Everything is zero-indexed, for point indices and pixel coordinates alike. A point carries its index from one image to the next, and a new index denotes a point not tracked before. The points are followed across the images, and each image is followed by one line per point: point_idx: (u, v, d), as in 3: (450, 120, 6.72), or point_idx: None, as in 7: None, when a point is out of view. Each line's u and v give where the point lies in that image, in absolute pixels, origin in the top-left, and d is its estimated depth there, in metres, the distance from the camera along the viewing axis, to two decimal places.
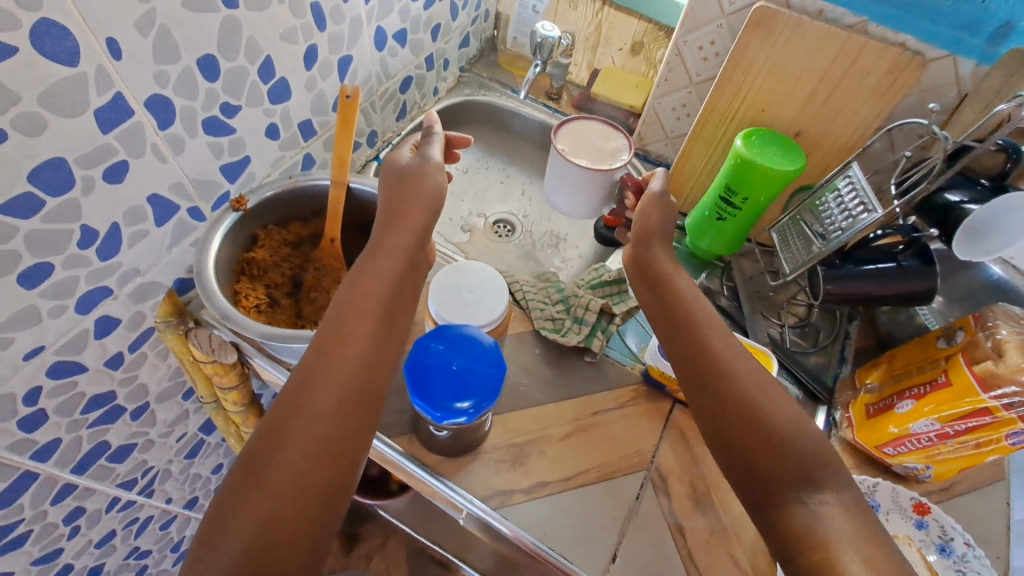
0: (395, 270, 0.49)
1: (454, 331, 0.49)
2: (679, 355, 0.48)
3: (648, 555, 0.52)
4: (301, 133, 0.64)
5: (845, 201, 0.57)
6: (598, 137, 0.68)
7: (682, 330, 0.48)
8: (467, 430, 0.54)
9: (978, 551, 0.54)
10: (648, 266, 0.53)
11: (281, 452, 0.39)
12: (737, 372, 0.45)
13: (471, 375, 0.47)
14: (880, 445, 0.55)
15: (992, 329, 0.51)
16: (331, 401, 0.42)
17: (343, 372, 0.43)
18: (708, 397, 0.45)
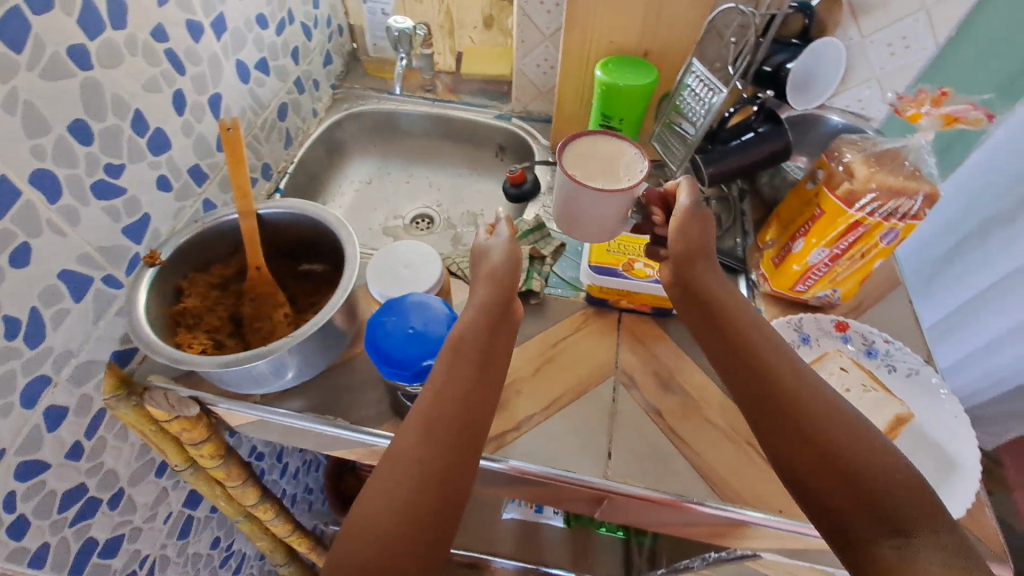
0: (493, 330, 0.47)
1: (402, 302, 0.51)
2: (723, 345, 0.47)
3: (639, 443, 0.57)
4: (194, 179, 0.64)
5: (699, 93, 0.64)
6: (608, 154, 0.54)
7: (730, 318, 0.48)
8: None
9: (895, 343, 0.63)
10: (688, 277, 0.50)
11: (380, 518, 0.38)
12: (792, 373, 0.44)
13: (430, 334, 0.49)
14: (792, 286, 0.65)
15: (839, 155, 0.60)
16: (436, 468, 0.40)
17: (446, 437, 0.41)
18: (756, 388, 0.44)
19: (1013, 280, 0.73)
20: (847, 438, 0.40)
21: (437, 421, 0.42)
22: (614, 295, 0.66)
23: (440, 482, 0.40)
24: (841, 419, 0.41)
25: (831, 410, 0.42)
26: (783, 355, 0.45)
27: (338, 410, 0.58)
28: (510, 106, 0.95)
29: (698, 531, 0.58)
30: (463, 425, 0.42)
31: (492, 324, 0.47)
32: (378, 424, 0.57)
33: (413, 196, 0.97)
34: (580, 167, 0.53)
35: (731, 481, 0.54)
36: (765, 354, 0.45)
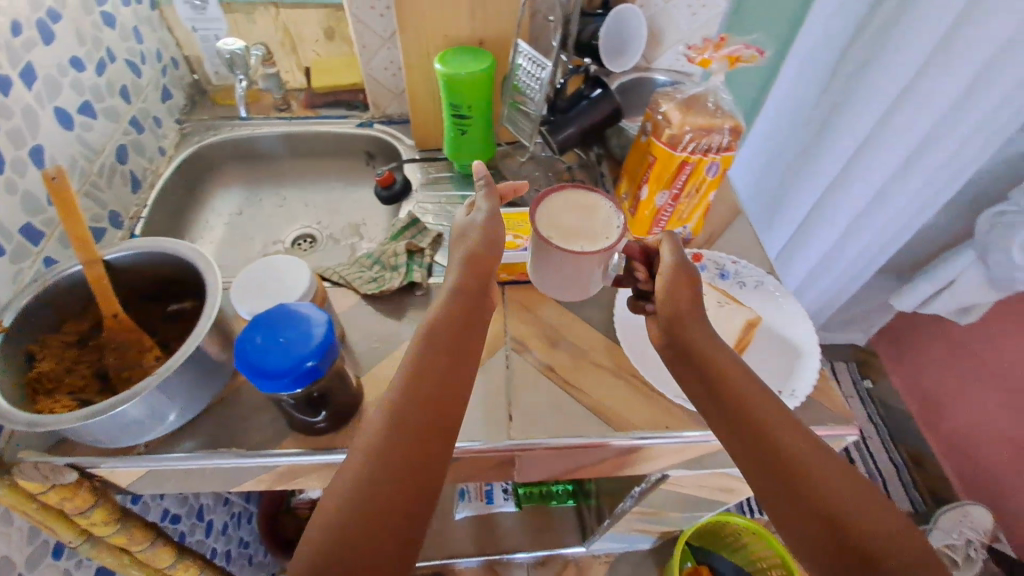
0: (447, 337, 0.51)
1: (267, 315, 0.51)
2: (703, 392, 0.51)
3: (536, 399, 0.61)
4: (27, 239, 0.60)
5: (529, 70, 0.69)
6: (586, 212, 0.56)
7: (707, 359, 0.52)
8: (344, 399, 0.57)
9: (740, 262, 0.73)
10: (681, 336, 0.54)
11: (337, 524, 0.39)
12: (773, 413, 0.47)
13: (302, 338, 0.49)
14: (650, 230, 0.73)
15: (660, 108, 0.66)
16: (388, 472, 0.42)
17: (395, 440, 0.43)
18: (737, 430, 0.47)
19: (865, 146, 0.87)
20: (833, 478, 0.42)
21: (392, 428, 0.44)
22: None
23: (394, 480, 0.42)
24: (822, 457, 0.44)
25: (812, 451, 0.44)
26: (762, 392, 0.48)
27: (235, 441, 0.57)
28: (368, 113, 0.96)
29: (603, 465, 0.63)
30: (416, 429, 0.44)
31: (443, 329, 0.51)
32: (281, 442, 0.57)
33: (290, 219, 0.95)
34: (556, 228, 0.55)
35: (621, 412, 0.60)
36: (743, 392, 0.48)
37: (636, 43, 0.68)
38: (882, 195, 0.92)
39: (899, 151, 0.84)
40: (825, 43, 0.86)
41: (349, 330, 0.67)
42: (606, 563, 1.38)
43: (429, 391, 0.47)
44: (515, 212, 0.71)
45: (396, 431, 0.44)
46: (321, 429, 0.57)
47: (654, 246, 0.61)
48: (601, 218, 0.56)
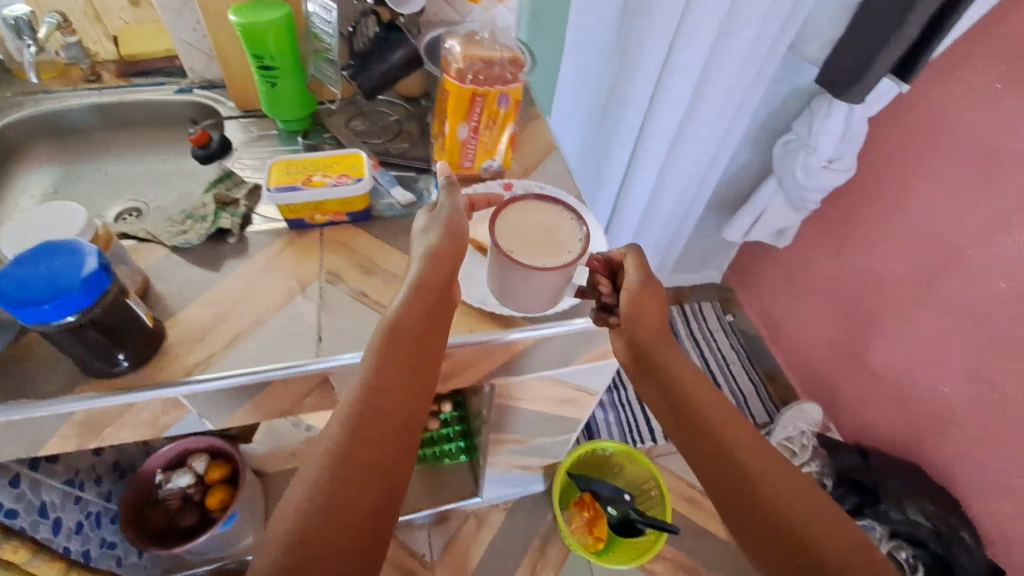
0: (418, 323, 0.57)
1: (26, 253, 0.50)
2: (664, 403, 0.64)
3: (347, 323, 0.65)
4: None
5: (320, 18, 0.72)
6: (548, 226, 0.60)
7: (662, 369, 0.65)
8: (143, 340, 0.58)
9: (546, 188, 0.81)
10: (664, 367, 0.64)
11: (335, 493, 0.48)
12: (719, 414, 0.61)
13: (63, 268, 0.49)
14: (460, 163, 0.78)
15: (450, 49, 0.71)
16: (369, 467, 0.50)
17: (373, 429, 0.51)
18: (687, 427, 0.61)
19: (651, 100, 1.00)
20: (769, 471, 0.57)
21: (373, 420, 0.51)
22: (303, 211, 0.71)
23: (373, 464, 0.50)
24: (755, 451, 0.58)
25: (768, 463, 0.57)
26: (709, 398, 0.62)
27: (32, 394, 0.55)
28: (187, 79, 0.95)
29: (423, 377, 0.68)
30: (396, 432, 0.52)
31: (414, 317, 0.57)
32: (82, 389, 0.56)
33: (113, 194, 0.91)
34: (515, 234, 0.59)
35: None
36: (696, 397, 0.62)
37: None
38: (681, 137, 1.08)
39: (672, 103, 0.99)
40: (606, 17, 0.92)
41: (158, 282, 0.66)
42: (506, 507, 1.45)
43: (406, 390, 0.54)
44: (326, 155, 0.74)
45: (370, 425, 0.51)
46: (120, 372, 0.57)
47: (618, 261, 0.66)
48: (560, 230, 0.60)
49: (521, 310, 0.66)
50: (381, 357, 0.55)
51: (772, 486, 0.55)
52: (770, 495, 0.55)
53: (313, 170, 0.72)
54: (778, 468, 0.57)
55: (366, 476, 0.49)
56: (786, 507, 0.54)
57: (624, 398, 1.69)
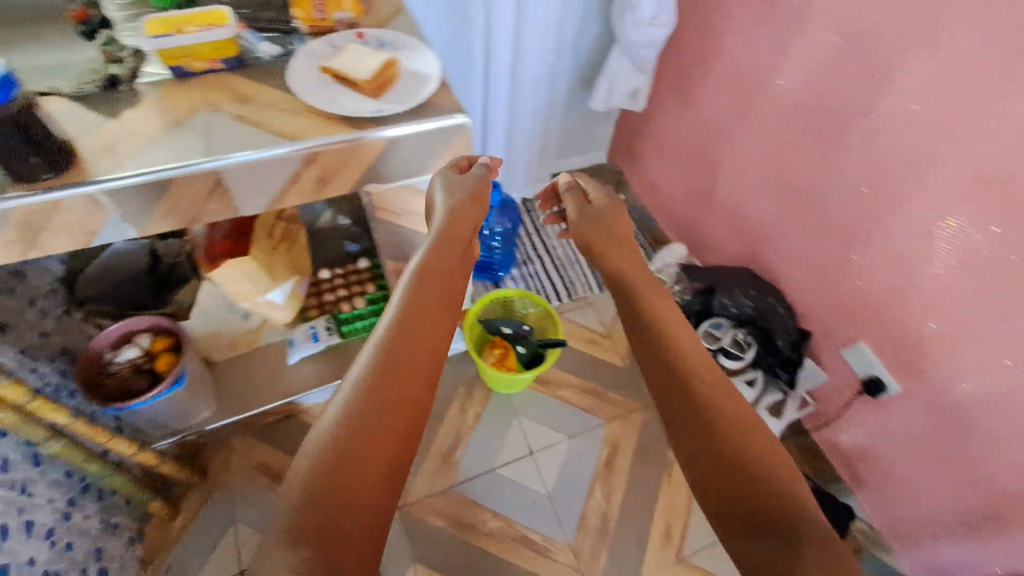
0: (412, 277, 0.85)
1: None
2: (669, 402, 0.79)
3: (230, 137, 0.80)
4: None
5: None
6: None
7: (671, 350, 0.84)
8: (29, 128, 0.68)
9: (393, 32, 0.97)
10: (672, 383, 0.80)
11: (345, 448, 0.65)
12: (697, 407, 0.76)
13: None
14: (314, 19, 0.95)
15: None
16: (380, 438, 0.67)
17: (402, 399, 0.71)
18: (687, 412, 0.76)
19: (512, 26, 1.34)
20: (765, 469, 0.69)
21: (351, 366, 0.73)
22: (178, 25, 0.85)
23: (374, 452, 0.67)
24: (773, 460, 0.70)
25: (765, 451, 0.71)
26: (739, 408, 0.76)
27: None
28: None
29: (224, 105, 0.84)
30: (392, 430, 0.69)
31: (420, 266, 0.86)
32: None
33: None
34: None
35: (296, 133, 0.82)
36: (720, 406, 0.76)
37: None
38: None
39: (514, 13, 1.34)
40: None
41: (74, 127, 0.79)
42: None
43: (422, 401, 0.73)
44: (208, 13, 0.88)
45: (393, 381, 0.71)
46: (44, 177, 0.71)
47: None
48: None
49: (365, 113, 0.83)
50: (420, 284, 0.82)
51: (764, 455, 0.71)
52: (747, 476, 0.69)
53: (184, 22, 0.86)
54: (744, 451, 0.71)
55: (344, 458, 0.64)
56: (764, 493, 0.67)
57: (531, 270, 1.87)
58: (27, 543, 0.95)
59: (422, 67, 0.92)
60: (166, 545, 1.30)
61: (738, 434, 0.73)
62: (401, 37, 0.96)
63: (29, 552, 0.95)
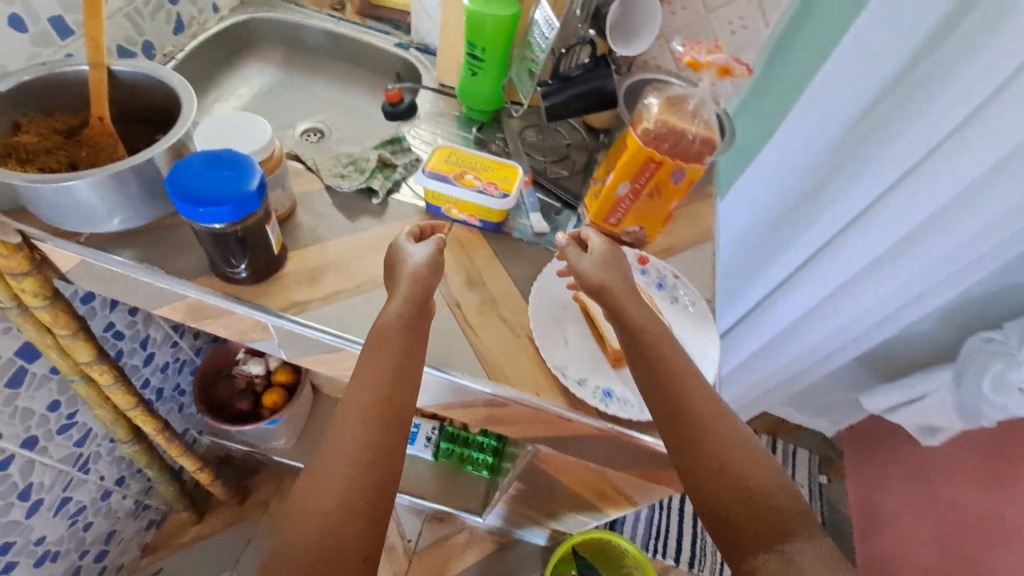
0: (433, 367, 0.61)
1: (211, 175, 0.53)
2: (666, 410, 0.56)
3: (430, 325, 0.64)
4: (56, 30, 0.67)
5: (541, 30, 0.71)
6: None
7: (664, 382, 0.56)
8: (251, 239, 0.59)
9: (683, 279, 0.73)
10: (670, 397, 0.56)
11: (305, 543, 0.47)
12: (705, 427, 0.54)
13: (212, 209, 0.52)
14: (606, 217, 0.74)
15: (647, 103, 0.66)
16: (337, 515, 0.48)
17: (374, 423, 0.52)
18: (678, 420, 0.55)
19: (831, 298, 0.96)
20: (754, 473, 0.52)
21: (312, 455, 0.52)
22: (461, 167, 0.72)
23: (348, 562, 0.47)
24: (761, 464, 0.53)
25: (729, 437, 0.54)
26: (726, 424, 0.55)
27: (113, 249, 0.63)
28: (408, 37, 0.99)
29: (453, 278, 0.69)
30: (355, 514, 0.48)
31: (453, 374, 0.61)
32: (142, 241, 0.64)
33: (309, 110, 1.00)
34: None
35: (501, 365, 0.62)
36: (700, 414, 0.55)
37: (637, 40, 0.68)
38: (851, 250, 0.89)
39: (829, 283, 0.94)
40: (882, 56, 0.73)
41: (304, 222, 0.70)
42: (498, 541, 1.38)
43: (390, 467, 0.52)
44: (503, 164, 0.74)
45: (357, 443, 0.51)
46: (237, 280, 0.62)
47: None
48: None
49: (593, 397, 0.60)
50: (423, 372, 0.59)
51: (728, 445, 0.54)
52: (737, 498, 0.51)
53: (469, 166, 0.72)
54: (728, 458, 0.53)
55: None
56: (741, 482, 0.52)
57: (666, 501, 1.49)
58: (49, 521, 0.92)
59: (695, 354, 0.67)
60: (172, 545, 1.25)
61: (732, 441, 0.54)
62: (694, 294, 0.72)
63: (43, 530, 0.93)
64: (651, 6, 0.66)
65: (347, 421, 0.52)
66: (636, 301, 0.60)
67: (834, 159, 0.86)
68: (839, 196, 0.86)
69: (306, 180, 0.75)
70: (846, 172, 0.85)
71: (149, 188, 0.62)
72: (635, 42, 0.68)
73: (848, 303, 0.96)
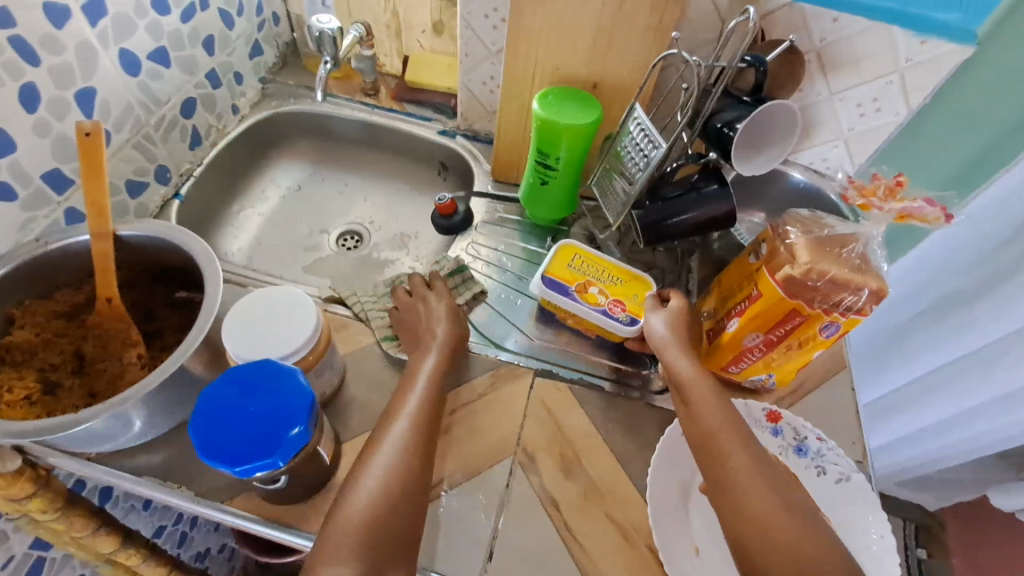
0: None
1: (246, 408, 0.40)
2: (716, 467, 0.47)
3: (523, 538, 0.51)
4: (51, 186, 0.55)
5: (640, 144, 0.57)
6: None
7: (719, 439, 0.48)
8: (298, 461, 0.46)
9: (830, 442, 0.58)
10: (725, 456, 0.47)
11: None
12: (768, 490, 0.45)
13: (252, 456, 0.39)
14: (724, 365, 0.59)
15: (785, 235, 0.52)
16: None
17: (376, 528, 0.41)
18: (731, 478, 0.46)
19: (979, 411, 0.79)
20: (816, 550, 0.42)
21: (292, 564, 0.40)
22: (585, 276, 0.62)
23: None
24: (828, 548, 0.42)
25: (787, 496, 0.45)
26: (795, 505, 0.44)
27: (130, 460, 0.51)
28: (454, 121, 0.85)
29: (542, 462, 0.55)
30: None
31: None
32: (164, 447, 0.52)
33: (345, 211, 0.87)
34: None
35: None
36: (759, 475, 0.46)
37: (765, 157, 0.53)
38: (1006, 371, 0.73)
39: (979, 394, 0.78)
40: None
41: (356, 395, 0.58)
42: None
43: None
44: (629, 274, 0.63)
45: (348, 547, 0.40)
46: (282, 499, 0.49)
47: None
48: None
49: None
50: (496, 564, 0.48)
51: (789, 516, 0.43)
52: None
53: (596, 274, 0.62)
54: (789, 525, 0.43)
55: None
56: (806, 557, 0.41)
57: None
58: None
59: (866, 558, 0.52)
60: None
61: (792, 509, 0.44)
62: (847, 464, 0.57)
63: None
64: (789, 120, 0.51)
65: (344, 512, 0.42)
66: (753, 452, 0.47)
67: (989, 267, 0.71)
68: (999, 306, 0.71)
69: (352, 333, 0.62)
70: (1008, 284, 0.70)
71: (171, 390, 0.49)
72: (763, 162, 0.54)
73: (993, 426, 0.79)
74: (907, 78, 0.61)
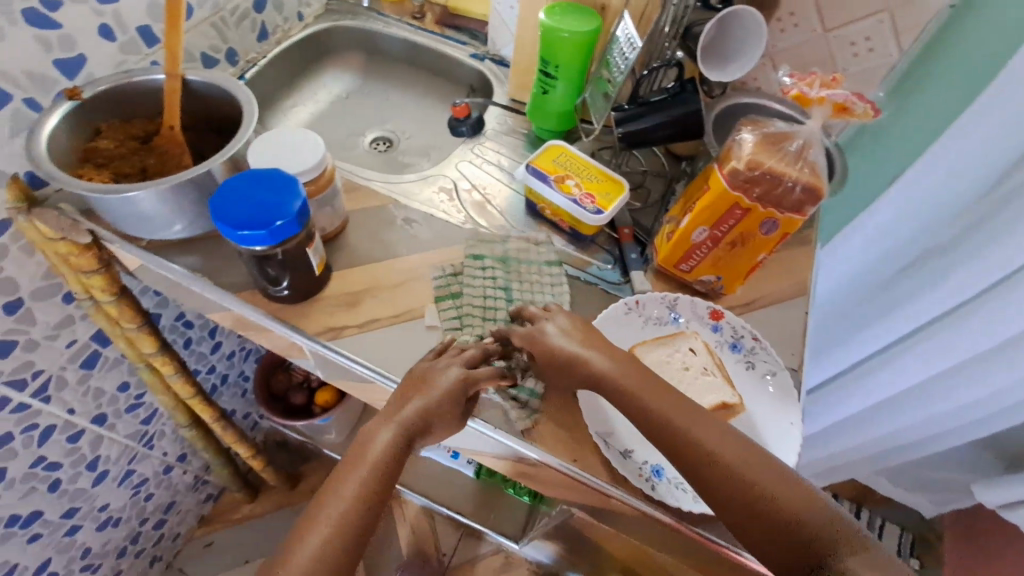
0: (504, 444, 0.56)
1: (253, 197, 0.51)
2: (670, 437, 0.49)
3: None
4: (143, 39, 0.69)
5: (622, 48, 0.63)
6: None
7: (663, 416, 0.49)
8: (290, 261, 0.57)
9: (763, 343, 0.62)
10: (675, 429, 0.49)
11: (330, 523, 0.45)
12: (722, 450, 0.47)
13: (251, 232, 0.50)
14: (676, 262, 0.65)
15: (740, 137, 0.57)
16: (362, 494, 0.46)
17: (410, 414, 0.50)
18: (684, 451, 0.48)
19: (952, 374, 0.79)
20: (786, 489, 0.45)
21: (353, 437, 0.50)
22: (566, 170, 0.70)
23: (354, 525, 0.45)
24: (793, 485, 0.46)
25: (750, 452, 0.47)
26: (767, 460, 0.47)
27: (169, 255, 0.64)
28: (485, 47, 0.95)
29: None
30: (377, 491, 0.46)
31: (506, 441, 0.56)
32: (196, 250, 0.65)
33: (381, 119, 0.99)
34: None
35: (537, 421, 0.56)
36: (707, 438, 0.48)
37: (730, 64, 0.59)
38: (975, 333, 0.74)
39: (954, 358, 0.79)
40: None
41: (352, 241, 0.68)
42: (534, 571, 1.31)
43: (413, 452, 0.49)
44: (610, 180, 0.69)
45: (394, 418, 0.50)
46: (277, 297, 0.61)
47: None
48: None
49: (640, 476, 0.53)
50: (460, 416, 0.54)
51: (760, 471, 0.46)
52: (768, 509, 0.45)
53: (576, 171, 0.70)
54: (760, 481, 0.46)
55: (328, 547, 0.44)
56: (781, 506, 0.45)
57: None
58: (112, 490, 0.99)
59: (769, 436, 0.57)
60: (223, 521, 1.30)
61: (755, 459, 0.47)
62: (776, 362, 0.61)
63: (107, 497, 1.00)
64: (753, 25, 0.56)
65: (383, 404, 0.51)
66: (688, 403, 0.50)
67: (965, 223, 0.72)
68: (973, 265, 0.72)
69: (360, 196, 0.73)
70: (983, 241, 0.70)
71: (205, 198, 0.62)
72: (728, 69, 0.59)
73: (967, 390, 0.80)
74: (898, 17, 0.63)
